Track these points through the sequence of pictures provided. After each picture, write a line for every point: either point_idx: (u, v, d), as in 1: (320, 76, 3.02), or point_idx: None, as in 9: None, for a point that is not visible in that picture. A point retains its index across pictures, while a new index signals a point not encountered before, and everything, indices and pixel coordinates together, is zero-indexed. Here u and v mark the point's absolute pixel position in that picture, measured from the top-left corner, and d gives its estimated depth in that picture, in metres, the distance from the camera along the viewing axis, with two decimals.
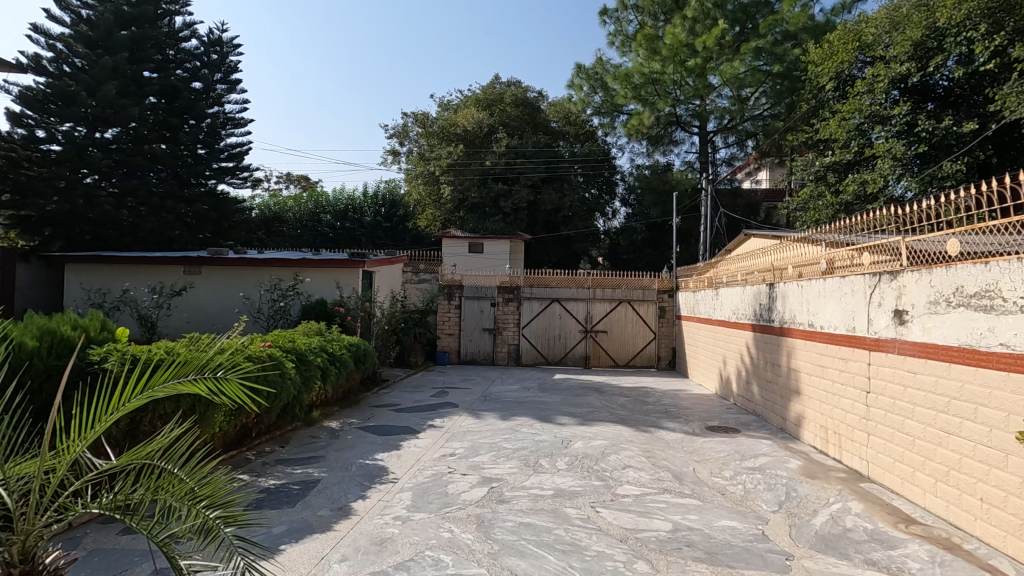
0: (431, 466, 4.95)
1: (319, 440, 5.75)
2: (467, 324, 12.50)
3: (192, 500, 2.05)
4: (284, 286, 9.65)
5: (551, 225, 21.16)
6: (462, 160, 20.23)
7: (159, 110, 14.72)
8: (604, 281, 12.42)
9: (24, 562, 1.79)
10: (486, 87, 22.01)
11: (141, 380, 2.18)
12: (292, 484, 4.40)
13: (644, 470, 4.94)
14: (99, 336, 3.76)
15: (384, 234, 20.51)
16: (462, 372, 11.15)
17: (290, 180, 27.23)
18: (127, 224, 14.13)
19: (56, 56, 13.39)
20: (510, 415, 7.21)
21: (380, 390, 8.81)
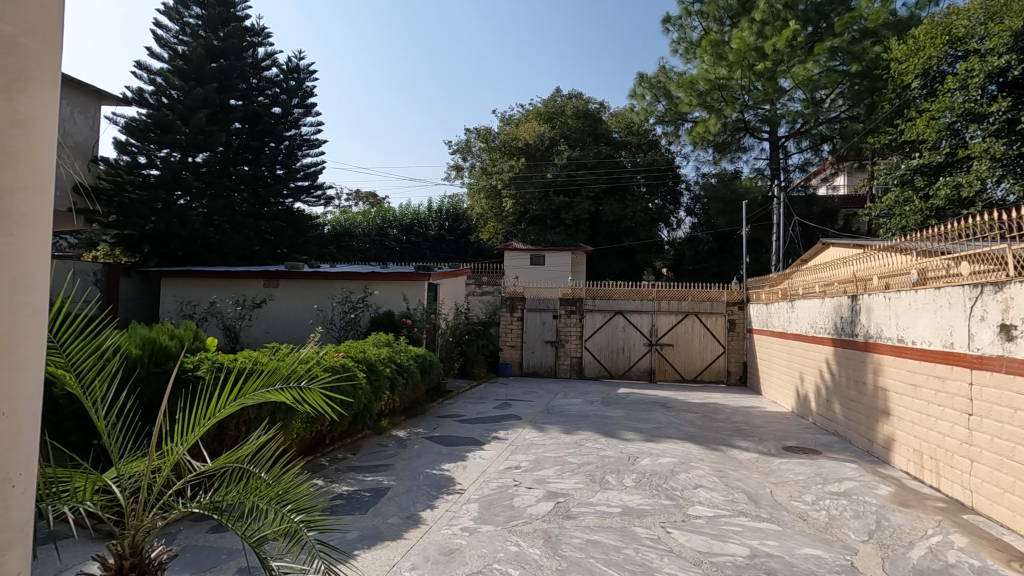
0: (497, 479, 4.97)
1: (388, 449, 5.90)
2: (530, 336, 12.50)
3: (279, 504, 2.16)
4: (355, 299, 10.05)
5: (613, 236, 20.98)
6: (524, 173, 20.40)
7: (243, 134, 15.95)
8: (669, 292, 12.13)
9: (133, 554, 1.92)
10: (547, 101, 22.18)
11: (235, 388, 2.32)
12: (364, 491, 4.54)
13: (717, 490, 4.74)
14: (192, 345, 4.04)
15: (448, 248, 21.14)
16: (524, 384, 11.15)
17: (359, 197, 28.43)
18: (214, 241, 15.21)
19: (156, 89, 14.67)
20: (574, 429, 7.12)
21: (445, 401, 8.95)
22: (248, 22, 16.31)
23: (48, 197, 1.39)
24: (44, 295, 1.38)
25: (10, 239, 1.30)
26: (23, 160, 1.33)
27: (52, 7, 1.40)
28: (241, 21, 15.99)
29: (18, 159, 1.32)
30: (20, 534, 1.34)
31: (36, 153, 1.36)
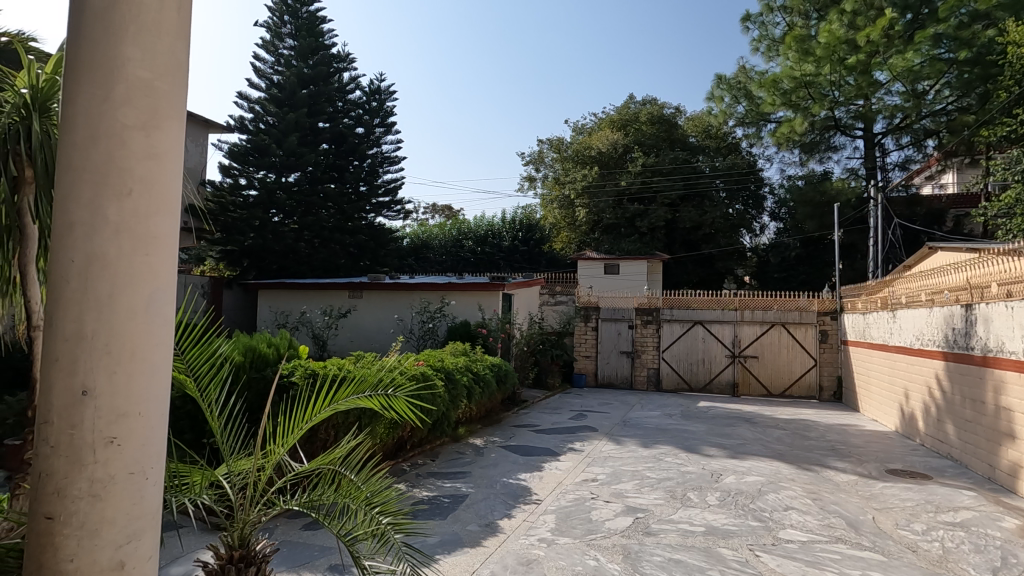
0: (574, 491, 4.93)
1: (465, 457, 6.02)
2: (605, 346, 12.32)
3: (369, 505, 2.27)
4: (433, 309, 10.39)
5: (691, 243, 20.31)
6: (597, 182, 20.22)
7: (331, 154, 17.01)
8: (753, 302, 11.56)
9: (242, 547, 2.08)
10: (620, 108, 21.96)
11: (329, 395, 2.46)
12: (443, 497, 4.66)
13: (811, 514, 4.43)
14: (287, 353, 4.34)
15: (521, 258, 21.30)
16: (600, 395, 10.99)
17: (435, 210, 29.42)
18: (304, 254, 16.24)
19: (255, 116, 15.98)
20: (652, 443, 6.93)
21: (520, 410, 9.01)
22: (335, 49, 17.39)
23: (175, 221, 1.56)
24: (173, 307, 1.55)
25: (146, 259, 1.47)
26: (158, 189, 1.50)
27: (182, 54, 1.57)
28: (328, 49, 17.09)
29: (154, 188, 1.49)
30: (152, 521, 1.51)
31: (167, 180, 1.53)
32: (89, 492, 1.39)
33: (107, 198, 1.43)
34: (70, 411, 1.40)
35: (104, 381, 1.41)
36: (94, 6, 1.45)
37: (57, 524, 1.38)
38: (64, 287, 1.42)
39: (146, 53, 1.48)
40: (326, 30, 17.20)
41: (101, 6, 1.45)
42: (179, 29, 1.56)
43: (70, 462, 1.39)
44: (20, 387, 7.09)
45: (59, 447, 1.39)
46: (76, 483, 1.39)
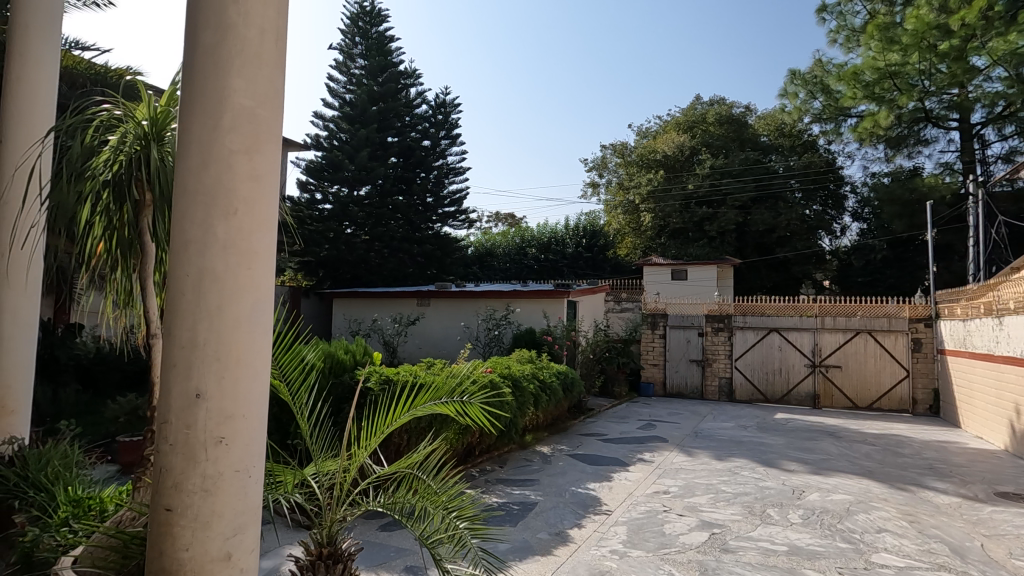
0: (645, 503, 4.82)
1: (533, 464, 6.03)
2: (673, 354, 11.97)
3: (446, 509, 2.33)
4: (498, 316, 10.52)
5: (765, 247, 19.40)
6: (663, 186, 19.76)
7: (399, 167, 17.60)
8: (834, 308, 10.90)
9: (330, 543, 2.18)
10: (686, 110, 21.45)
11: (408, 400, 2.56)
12: (513, 503, 4.68)
13: (907, 537, 4.10)
14: (363, 358, 4.52)
15: (586, 265, 21.03)
16: (669, 405, 10.69)
17: (498, 218, 29.76)
18: (374, 264, 16.88)
19: (329, 133, 16.94)
20: (726, 455, 6.66)
21: (587, 419, 8.92)
22: (403, 66, 18.05)
23: (272, 237, 1.67)
24: (271, 317, 1.67)
25: (249, 272, 1.60)
26: (258, 208, 1.62)
27: (278, 81, 1.69)
28: (396, 66, 17.77)
29: (255, 207, 1.62)
30: (253, 516, 1.62)
31: (266, 200, 1.65)
32: (202, 487, 1.52)
33: (217, 217, 1.56)
34: (186, 411, 1.53)
35: (215, 385, 1.54)
36: (205, 42, 1.59)
37: (175, 515, 1.52)
38: (180, 299, 1.56)
39: (249, 83, 1.61)
40: (394, 48, 17.91)
41: (210, 42, 1.59)
42: (277, 60, 1.68)
43: (186, 459, 1.52)
44: (130, 387, 7.82)
45: (177, 444, 1.52)
46: (190, 478, 1.52)
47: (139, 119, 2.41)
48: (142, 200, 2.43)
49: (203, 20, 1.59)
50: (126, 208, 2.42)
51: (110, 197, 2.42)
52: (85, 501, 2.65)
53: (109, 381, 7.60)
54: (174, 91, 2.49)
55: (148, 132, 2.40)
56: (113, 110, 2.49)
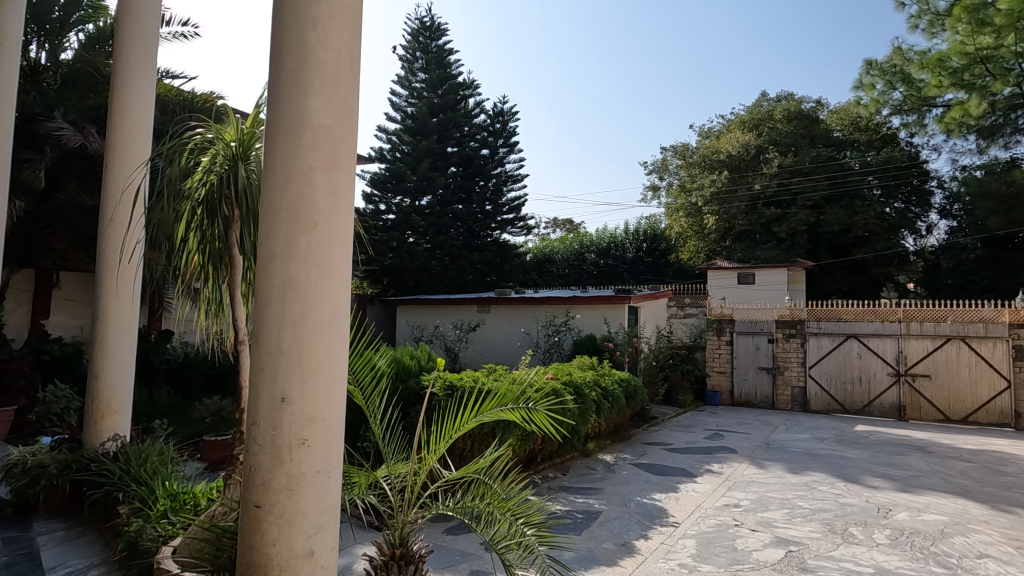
0: (715, 516, 4.64)
1: (596, 473, 5.95)
2: (741, 361, 11.52)
3: (512, 515, 2.34)
4: (558, 322, 10.50)
5: (840, 248, 18.40)
6: (727, 187, 19.12)
7: (459, 176, 17.94)
8: (921, 312, 10.12)
9: (401, 545, 2.24)
10: (752, 108, 20.73)
11: (475, 406, 2.60)
12: (577, 512, 4.64)
13: (1014, 565, 3.73)
14: (427, 364, 4.63)
15: (647, 269, 20.58)
16: (737, 415, 10.26)
17: (556, 224, 29.73)
18: (436, 272, 17.26)
19: (392, 146, 17.61)
20: (802, 469, 6.31)
21: (650, 428, 8.72)
22: (462, 78, 18.41)
23: (347, 247, 1.76)
24: (348, 326, 1.76)
25: (329, 282, 1.69)
26: (336, 221, 1.71)
27: (352, 99, 1.78)
28: (456, 78, 18.19)
29: (334, 220, 1.71)
30: (332, 516, 1.70)
31: (343, 215, 1.74)
32: (287, 485, 1.61)
33: (299, 231, 1.66)
34: (272, 414, 1.62)
35: (298, 390, 1.63)
36: (289, 67, 1.69)
37: (263, 512, 1.61)
38: (267, 307, 1.66)
39: (328, 104, 1.70)
40: (454, 61, 18.35)
41: (293, 66, 1.69)
42: (353, 80, 1.77)
43: (272, 459, 1.61)
44: (214, 390, 8.39)
45: (264, 445, 1.62)
46: (276, 477, 1.61)
47: (228, 140, 2.60)
48: (231, 217, 2.62)
49: (287, 46, 1.69)
50: (217, 224, 2.61)
51: (203, 214, 2.62)
52: (180, 495, 2.86)
53: (196, 384, 8.17)
54: (258, 113, 2.67)
55: (235, 152, 2.58)
56: (205, 132, 2.69)
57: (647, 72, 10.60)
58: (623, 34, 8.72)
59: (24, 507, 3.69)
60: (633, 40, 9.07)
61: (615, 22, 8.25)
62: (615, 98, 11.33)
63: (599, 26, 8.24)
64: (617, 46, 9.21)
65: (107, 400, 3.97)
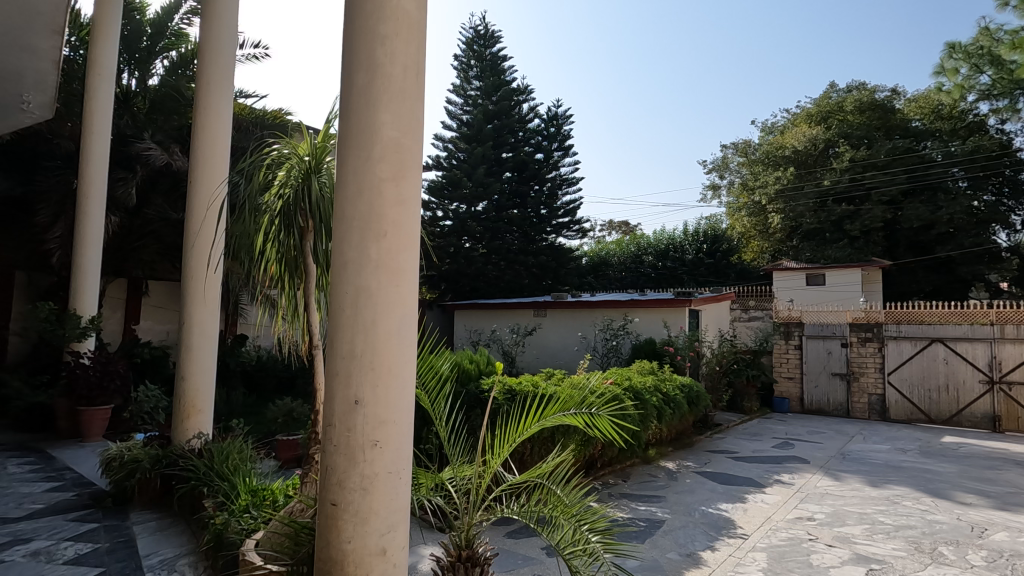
0: (787, 529, 4.43)
1: (658, 480, 5.82)
2: (812, 367, 10.96)
3: (577, 521, 2.33)
4: (616, 326, 10.35)
5: (921, 246, 17.23)
6: (794, 184, 18.30)
7: (514, 181, 18.05)
8: (1017, 315, 9.16)
9: (468, 546, 2.26)
10: (819, 99, 19.68)
11: (538, 411, 2.62)
12: (639, 520, 4.55)
13: None
14: (487, 368, 4.68)
15: (708, 271, 19.92)
16: (808, 423, 9.75)
17: (612, 226, 29.37)
18: (492, 276, 17.41)
19: (448, 154, 17.98)
20: (882, 482, 5.92)
21: (714, 435, 8.43)
22: (516, 84, 18.54)
23: (413, 254, 1.81)
24: (415, 331, 1.81)
25: (397, 288, 1.74)
26: (404, 230, 1.77)
27: (417, 111, 1.84)
28: (509, 84, 18.33)
29: (402, 229, 1.76)
30: (402, 516, 1.75)
31: (410, 224, 1.79)
32: (361, 484, 1.67)
33: (369, 239, 1.72)
34: (347, 416, 1.68)
35: (370, 392, 1.69)
36: (359, 84, 1.76)
37: (339, 510, 1.67)
38: (341, 313, 1.73)
39: (395, 116, 1.77)
40: (507, 67, 18.52)
41: (363, 83, 1.76)
42: (417, 92, 1.83)
43: (347, 459, 1.68)
44: (285, 392, 8.81)
45: (340, 446, 1.69)
46: (351, 476, 1.67)
47: (303, 154, 2.74)
48: (305, 227, 2.75)
49: (357, 64, 1.77)
50: (293, 234, 2.75)
51: (281, 224, 2.77)
52: (260, 491, 3.04)
53: (268, 386, 8.63)
54: (328, 128, 2.81)
55: (309, 165, 2.71)
56: (281, 148, 2.84)
57: (707, 68, 10.31)
58: (683, 32, 8.54)
59: (122, 497, 4.01)
60: (694, 38, 8.84)
61: (675, 22, 8.09)
62: (673, 97, 11.08)
63: (658, 26, 8.11)
64: (676, 45, 9.02)
65: (192, 400, 4.25)
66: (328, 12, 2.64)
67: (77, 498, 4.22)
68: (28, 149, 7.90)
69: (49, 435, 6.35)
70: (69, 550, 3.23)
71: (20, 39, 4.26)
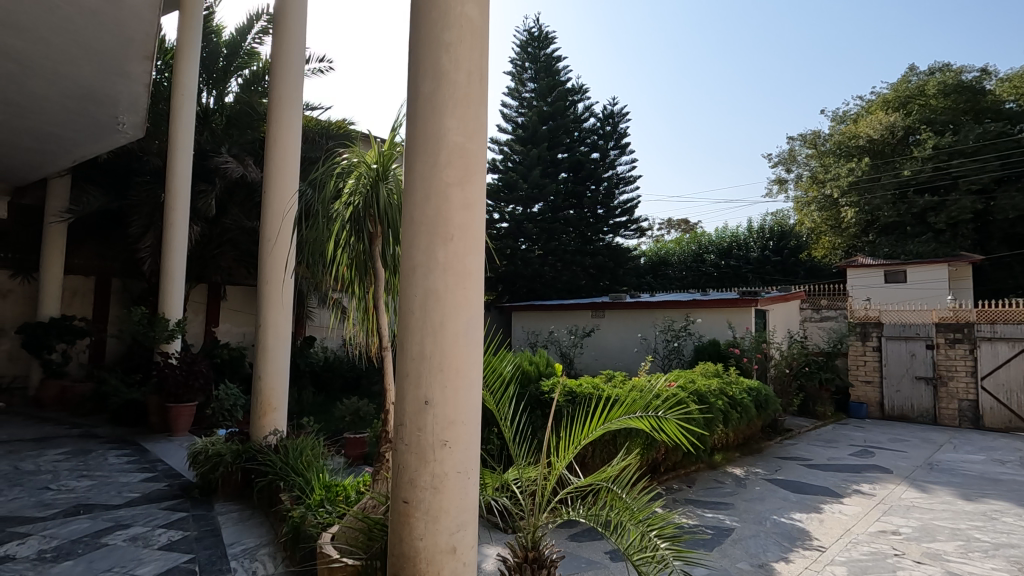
0: (869, 543, 4.16)
1: (725, 487, 5.61)
2: (893, 370, 10.25)
3: (644, 525, 2.28)
4: (678, 327, 10.07)
5: (1018, 238, 15.78)
6: (869, 175, 17.12)
7: (570, 182, 17.95)
8: None
9: (534, 548, 2.26)
10: (897, 84, 18.41)
11: (603, 414, 2.58)
12: (706, 527, 4.41)
13: None
14: (546, 370, 4.68)
15: (775, 269, 19.03)
16: (890, 430, 9.12)
17: (671, 225, 28.68)
18: (549, 277, 17.39)
19: (504, 156, 18.11)
20: (978, 496, 5.45)
21: (785, 441, 8.04)
22: (570, 84, 18.47)
23: (479, 257, 1.83)
24: (481, 334, 1.84)
25: (464, 290, 1.78)
26: (471, 234, 1.80)
27: (480, 116, 1.86)
28: (564, 84, 18.27)
29: (468, 234, 1.79)
30: (471, 516, 1.78)
31: (476, 228, 1.82)
32: (431, 484, 1.70)
33: (437, 243, 1.76)
34: (418, 416, 1.73)
35: (440, 394, 1.72)
36: (425, 91, 1.80)
37: (411, 507, 1.71)
38: (410, 316, 1.77)
39: (460, 122, 1.80)
40: (562, 68, 18.47)
41: (428, 90, 1.80)
42: (481, 98, 1.85)
43: (419, 458, 1.72)
44: (351, 391, 9.15)
45: (411, 445, 1.73)
46: (422, 476, 1.71)
47: (370, 162, 2.85)
48: (374, 233, 2.86)
49: (423, 72, 1.81)
50: (363, 239, 2.86)
51: (350, 230, 2.87)
52: (333, 487, 3.17)
53: (335, 386, 8.98)
54: (394, 136, 2.90)
55: (376, 172, 2.82)
56: (349, 157, 2.95)
57: (772, 57, 9.85)
58: (751, 22, 8.17)
59: (207, 489, 4.29)
60: (763, 26, 8.44)
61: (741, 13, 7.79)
62: (736, 86, 10.66)
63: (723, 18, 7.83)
64: (745, 34, 8.62)
65: (268, 399, 4.48)
66: (391, 21, 2.71)
67: (169, 488, 4.55)
68: (122, 166, 8.63)
69: (143, 428, 6.89)
70: (163, 536, 3.49)
71: (116, 67, 4.66)
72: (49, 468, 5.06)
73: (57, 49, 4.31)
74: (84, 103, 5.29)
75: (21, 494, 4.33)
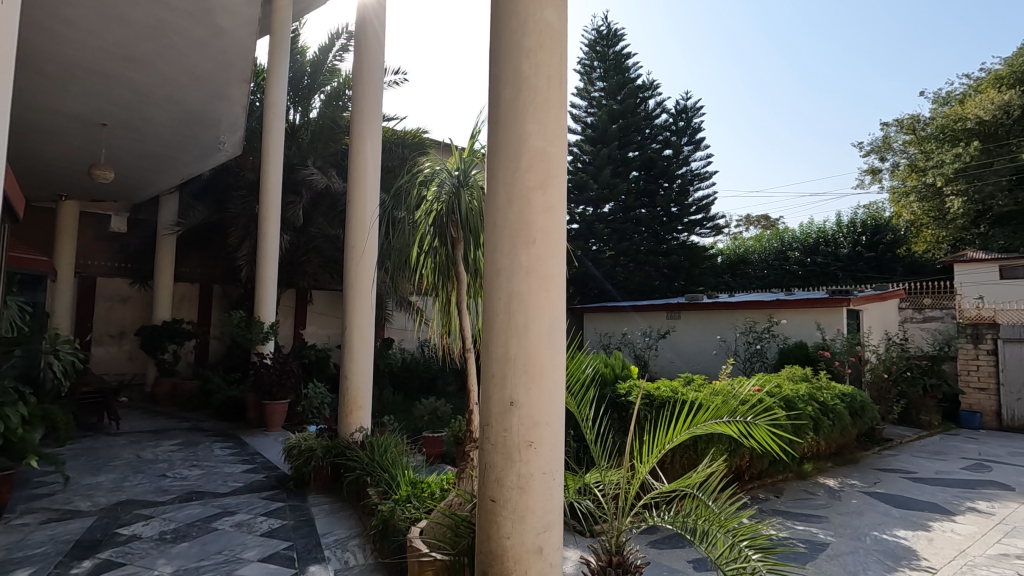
0: (987, 566, 3.77)
1: (817, 498, 5.28)
2: (1012, 376, 9.22)
3: (733, 535, 2.19)
4: (759, 329, 9.60)
5: None
6: (978, 162, 15.61)
7: (641, 180, 17.59)
8: None
9: (617, 553, 2.23)
10: (1011, 58, 16.58)
11: (687, 418, 2.51)
12: (798, 540, 4.16)
13: None
14: (622, 372, 4.62)
15: (868, 266, 17.63)
16: (1009, 443, 8.20)
17: (750, 221, 27.36)
18: (621, 278, 17.10)
19: (573, 157, 18.02)
20: None
21: (883, 451, 7.45)
22: (641, 80, 18.10)
23: (560, 260, 1.84)
24: (564, 336, 1.84)
25: (547, 293, 1.79)
26: (553, 237, 1.81)
27: (560, 120, 1.87)
28: (634, 81, 17.93)
29: (550, 237, 1.81)
30: (555, 516, 1.79)
31: (557, 231, 1.83)
32: (518, 483, 1.73)
33: (519, 246, 1.79)
34: (503, 416, 1.76)
35: (524, 395, 1.75)
36: (507, 97, 1.83)
37: (497, 506, 1.75)
38: (495, 317, 1.80)
39: (540, 126, 1.82)
40: (632, 65, 18.13)
41: (510, 95, 1.83)
42: (560, 102, 1.86)
43: (505, 457, 1.75)
44: (428, 391, 9.42)
45: (497, 445, 1.76)
46: (509, 474, 1.74)
47: (452, 169, 2.95)
48: (456, 238, 2.94)
49: (504, 78, 1.84)
50: (446, 244, 2.95)
51: (435, 237, 2.97)
52: (418, 484, 3.28)
53: (413, 386, 9.29)
54: (474, 144, 2.98)
55: (458, 179, 2.91)
56: (431, 165, 3.06)
57: (864, 40, 9.15)
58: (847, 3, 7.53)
59: (301, 481, 4.57)
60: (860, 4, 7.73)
61: None
62: (822, 71, 10.01)
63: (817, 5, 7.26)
64: (838, 17, 7.90)
65: (354, 398, 4.71)
66: (467, 30, 2.78)
67: (267, 479, 4.89)
68: (221, 182, 9.40)
69: (242, 423, 7.46)
70: (264, 524, 3.76)
71: (218, 90, 5.09)
72: (165, 457, 5.60)
73: (169, 77, 4.77)
74: (191, 125, 5.81)
75: (144, 480, 4.81)
